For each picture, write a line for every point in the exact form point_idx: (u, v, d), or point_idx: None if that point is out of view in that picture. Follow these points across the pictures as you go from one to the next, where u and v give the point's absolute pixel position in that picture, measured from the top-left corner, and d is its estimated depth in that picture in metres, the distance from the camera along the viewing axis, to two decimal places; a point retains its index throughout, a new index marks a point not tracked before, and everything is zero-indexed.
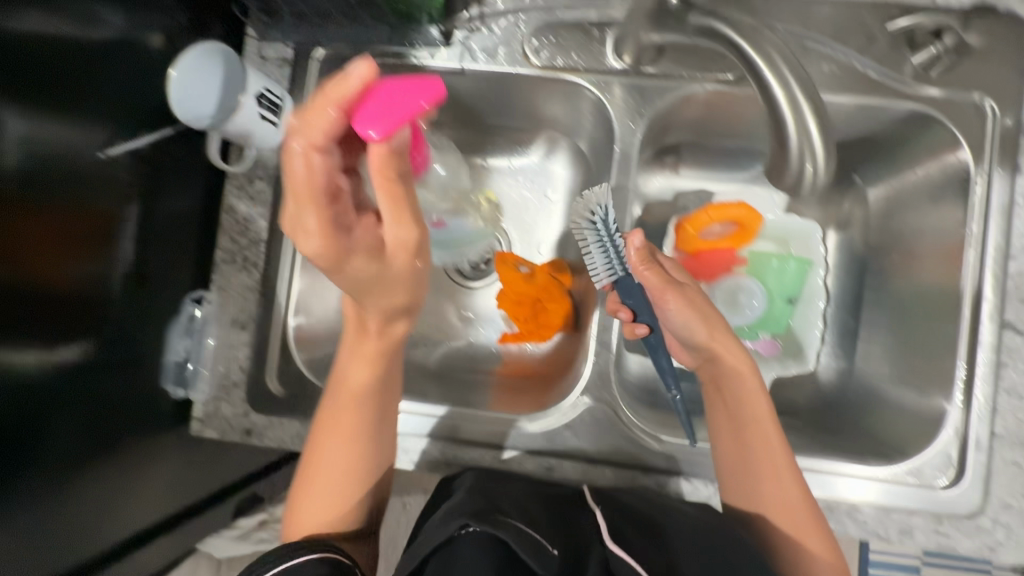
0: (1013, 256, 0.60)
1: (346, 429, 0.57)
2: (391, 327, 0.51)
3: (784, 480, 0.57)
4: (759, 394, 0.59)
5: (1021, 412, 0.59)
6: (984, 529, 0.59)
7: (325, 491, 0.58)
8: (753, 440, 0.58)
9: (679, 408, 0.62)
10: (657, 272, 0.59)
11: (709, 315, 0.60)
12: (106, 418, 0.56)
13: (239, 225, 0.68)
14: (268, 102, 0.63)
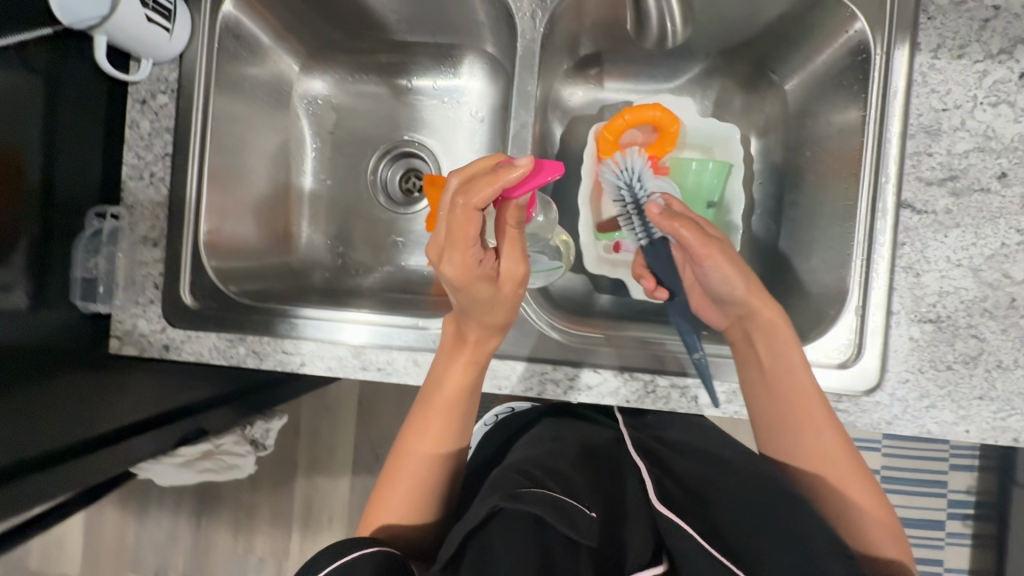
0: (911, 135, 0.60)
1: (444, 412, 0.60)
2: (479, 337, 0.59)
3: (823, 436, 0.58)
4: (789, 345, 0.58)
5: (917, 289, 0.60)
6: (882, 404, 0.60)
7: (421, 483, 0.59)
8: (784, 390, 0.58)
9: (701, 364, 0.60)
10: (690, 227, 0.59)
11: (747, 273, 0.60)
12: (55, 355, 0.61)
13: (142, 140, 0.69)
14: (155, 4, 0.60)
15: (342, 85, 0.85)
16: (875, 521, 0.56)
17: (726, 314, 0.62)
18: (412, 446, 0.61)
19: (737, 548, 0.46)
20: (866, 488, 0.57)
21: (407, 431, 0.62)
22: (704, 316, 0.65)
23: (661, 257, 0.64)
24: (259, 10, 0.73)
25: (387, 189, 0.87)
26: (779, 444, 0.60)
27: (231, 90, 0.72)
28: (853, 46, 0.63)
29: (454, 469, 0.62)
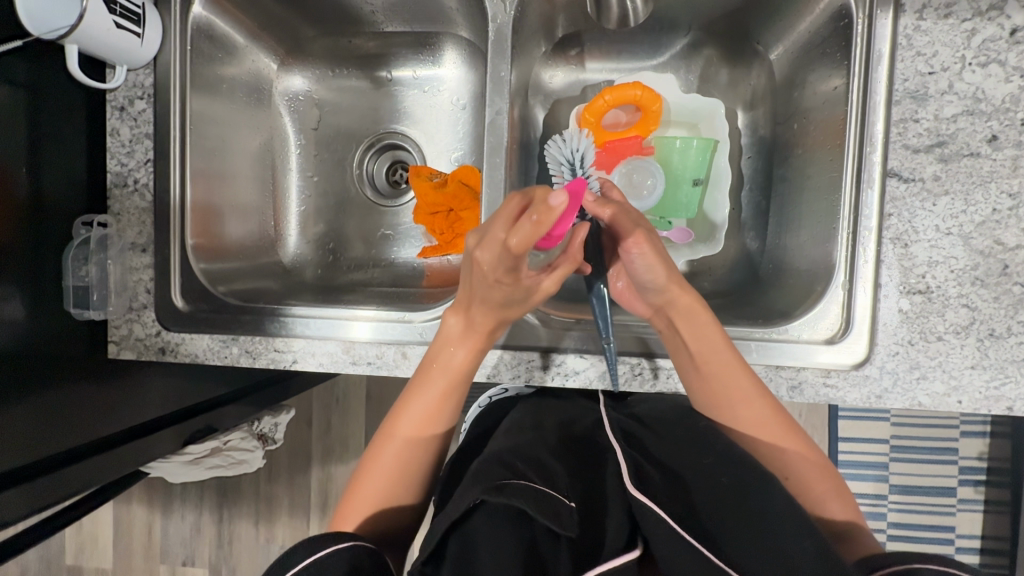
0: (896, 102, 0.58)
1: (425, 412, 0.58)
2: (472, 327, 0.56)
3: (755, 406, 0.58)
4: (708, 325, 0.57)
5: (906, 261, 0.59)
6: (871, 378, 0.59)
7: (404, 471, 0.58)
8: (713, 369, 0.57)
9: (608, 349, 0.60)
10: (619, 213, 0.55)
11: (670, 262, 0.56)
12: (60, 365, 0.63)
13: (123, 147, 0.69)
14: (123, 10, 0.60)
15: (323, 80, 0.85)
16: (816, 472, 0.58)
17: (651, 303, 0.59)
18: (392, 435, 0.59)
19: (714, 535, 0.47)
20: (800, 445, 0.59)
21: (388, 427, 0.59)
22: (627, 305, 0.62)
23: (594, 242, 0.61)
24: (229, 9, 0.72)
25: (374, 182, 0.87)
26: (720, 417, 0.59)
27: (208, 92, 0.72)
28: (836, 11, 0.61)
29: (433, 463, 0.60)
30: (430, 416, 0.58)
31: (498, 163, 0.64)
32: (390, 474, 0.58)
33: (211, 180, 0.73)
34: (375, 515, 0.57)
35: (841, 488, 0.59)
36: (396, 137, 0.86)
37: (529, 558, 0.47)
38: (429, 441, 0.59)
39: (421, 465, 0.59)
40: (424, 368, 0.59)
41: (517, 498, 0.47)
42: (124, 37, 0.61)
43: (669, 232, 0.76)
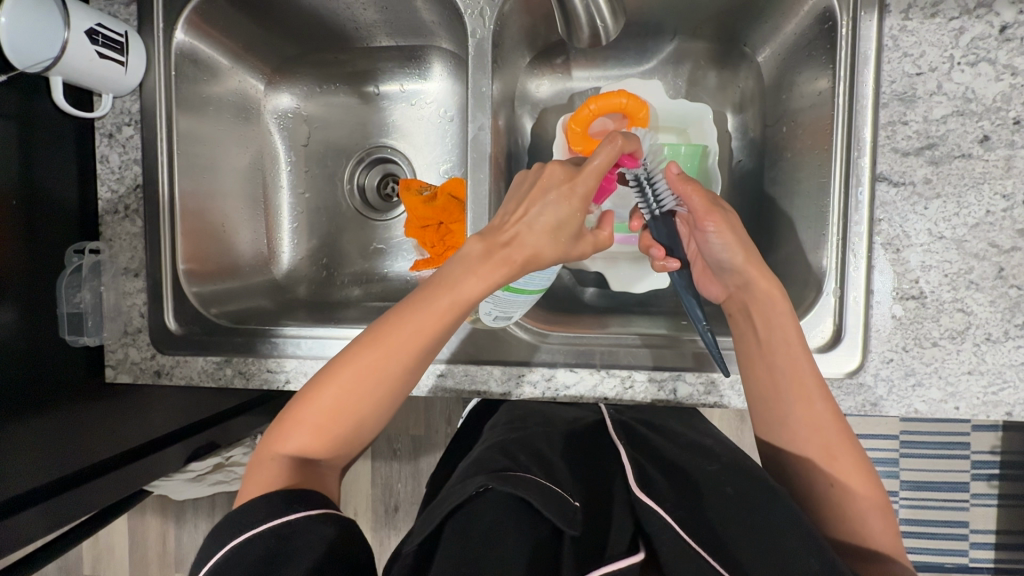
0: (884, 104, 0.57)
1: (417, 343, 0.54)
2: (469, 273, 0.52)
3: (814, 403, 0.56)
4: (784, 314, 0.57)
5: (899, 266, 0.57)
6: (865, 386, 0.59)
7: (338, 411, 0.54)
8: (778, 360, 0.58)
9: (708, 340, 0.59)
10: (699, 192, 0.59)
11: (749, 244, 0.59)
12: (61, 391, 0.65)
13: (113, 173, 0.70)
14: (105, 39, 0.61)
15: (311, 96, 0.85)
16: (857, 485, 0.56)
17: (726, 286, 0.61)
18: (345, 367, 0.54)
19: (727, 542, 0.47)
20: (852, 455, 0.56)
21: (370, 345, 0.54)
22: (703, 288, 0.63)
23: (670, 229, 0.63)
24: (212, 33, 0.72)
25: (365, 196, 0.87)
26: (771, 415, 0.59)
27: (195, 111, 0.72)
28: (820, 13, 0.60)
29: (356, 431, 0.56)
30: (421, 349, 0.54)
31: (481, 179, 0.64)
32: (327, 407, 0.54)
33: (202, 201, 0.73)
34: (325, 434, 0.54)
35: (885, 509, 0.56)
36: (385, 151, 0.86)
37: (533, 555, 0.46)
38: (408, 371, 0.55)
39: (355, 421, 0.55)
40: (430, 289, 0.54)
41: (521, 488, 0.48)
42: (108, 68, 0.62)
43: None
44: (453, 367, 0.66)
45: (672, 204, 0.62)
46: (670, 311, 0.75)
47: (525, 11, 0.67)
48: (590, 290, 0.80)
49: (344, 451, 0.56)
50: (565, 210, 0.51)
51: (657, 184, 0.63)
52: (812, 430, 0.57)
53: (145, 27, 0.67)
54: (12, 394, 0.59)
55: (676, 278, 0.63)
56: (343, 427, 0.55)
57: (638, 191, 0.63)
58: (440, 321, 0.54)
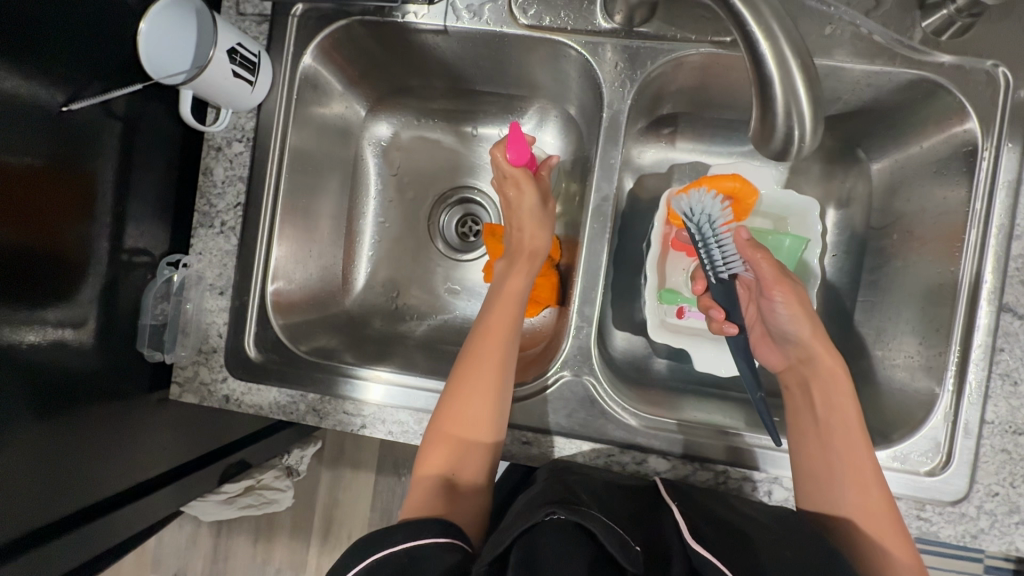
0: (1017, 236, 0.57)
1: (502, 349, 0.59)
2: (512, 270, 0.64)
3: (866, 485, 0.55)
4: (847, 398, 0.57)
5: (1014, 399, 0.57)
6: (967, 517, 0.57)
7: (455, 435, 0.57)
8: (833, 440, 0.56)
9: (760, 407, 0.59)
10: (768, 259, 0.59)
11: (815, 319, 0.59)
12: (114, 407, 0.62)
13: (214, 187, 0.68)
14: (242, 58, 0.60)
15: (407, 127, 0.83)
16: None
17: (786, 356, 0.61)
18: (449, 397, 0.58)
19: None
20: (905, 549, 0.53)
21: (462, 370, 0.59)
22: (761, 354, 0.63)
23: (729, 292, 0.63)
24: (336, 59, 0.70)
25: (445, 236, 0.85)
26: (824, 496, 0.56)
27: (308, 130, 0.71)
28: (960, 137, 0.60)
29: (485, 449, 0.57)
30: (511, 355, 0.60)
31: (597, 249, 0.63)
32: (445, 434, 0.57)
33: (296, 223, 0.71)
34: (458, 456, 0.57)
35: None
36: (472, 191, 0.85)
37: None
38: (502, 374, 0.58)
39: (474, 443, 0.57)
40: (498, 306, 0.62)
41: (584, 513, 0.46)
42: (236, 88, 0.61)
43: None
44: (540, 437, 0.64)
45: (739, 268, 0.62)
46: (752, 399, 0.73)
47: (657, 83, 0.66)
48: (662, 363, 0.79)
49: (476, 476, 0.57)
50: (498, 154, 0.66)
51: (724, 245, 0.63)
52: (863, 513, 0.54)
53: (275, 46, 0.66)
54: (65, 409, 0.56)
55: (731, 342, 0.62)
56: (470, 446, 0.57)
57: (704, 251, 0.63)
58: (503, 318, 0.61)
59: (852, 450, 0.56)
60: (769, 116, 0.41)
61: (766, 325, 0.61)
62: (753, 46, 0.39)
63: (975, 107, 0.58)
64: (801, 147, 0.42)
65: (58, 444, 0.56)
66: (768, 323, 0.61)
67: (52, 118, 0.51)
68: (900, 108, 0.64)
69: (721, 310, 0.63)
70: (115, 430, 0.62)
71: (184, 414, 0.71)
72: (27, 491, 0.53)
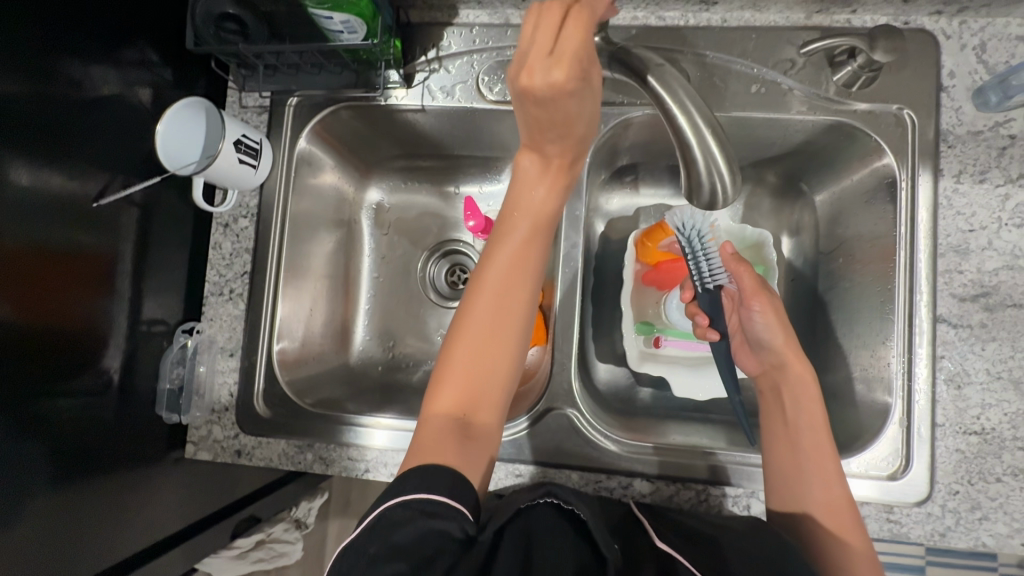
0: (941, 254, 0.64)
1: (519, 284, 0.60)
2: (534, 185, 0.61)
3: (830, 484, 0.59)
4: (814, 401, 0.63)
5: (960, 401, 0.62)
6: (933, 516, 0.61)
7: (471, 370, 0.58)
8: (801, 438, 0.61)
9: (739, 410, 0.64)
10: (748, 271, 0.66)
11: (788, 328, 0.65)
12: (128, 471, 0.66)
13: (224, 258, 0.75)
14: (246, 147, 0.68)
15: (395, 190, 0.91)
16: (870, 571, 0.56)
17: (761, 363, 0.67)
18: (465, 326, 0.59)
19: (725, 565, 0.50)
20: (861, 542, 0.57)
21: (476, 299, 0.59)
22: (739, 360, 0.69)
23: (715, 301, 0.67)
24: (327, 139, 0.79)
25: (435, 286, 0.92)
26: (791, 492, 0.60)
27: (305, 201, 0.79)
28: (881, 171, 0.68)
29: (500, 380, 0.58)
30: (498, 332, 0.59)
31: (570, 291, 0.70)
32: (459, 369, 0.58)
33: (298, 284, 0.78)
34: (471, 386, 0.57)
35: None
36: (458, 244, 0.93)
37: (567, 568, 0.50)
38: (517, 324, 0.60)
39: (490, 378, 0.58)
40: (474, 289, 0.60)
41: (578, 502, 0.55)
42: (241, 173, 0.69)
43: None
44: (531, 469, 0.68)
45: (723, 280, 0.68)
46: (731, 419, 0.78)
47: (612, 140, 0.75)
48: (645, 391, 0.84)
49: (488, 409, 0.58)
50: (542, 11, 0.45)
51: (711, 257, 0.69)
52: (825, 509, 0.59)
53: (274, 132, 0.75)
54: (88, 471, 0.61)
55: (715, 349, 0.67)
56: (485, 383, 0.58)
57: (693, 262, 0.68)
58: (519, 255, 0.61)
59: (818, 447, 0.61)
60: (694, 170, 0.47)
61: (745, 334, 0.67)
62: (673, 122, 0.47)
63: (889, 146, 0.66)
64: (726, 196, 0.48)
65: (82, 504, 0.61)
66: (746, 333, 0.67)
67: (78, 212, 0.59)
68: (827, 148, 0.72)
69: (706, 315, 0.67)
70: (132, 490, 0.66)
71: (199, 473, 0.75)
72: (50, 550, 0.57)
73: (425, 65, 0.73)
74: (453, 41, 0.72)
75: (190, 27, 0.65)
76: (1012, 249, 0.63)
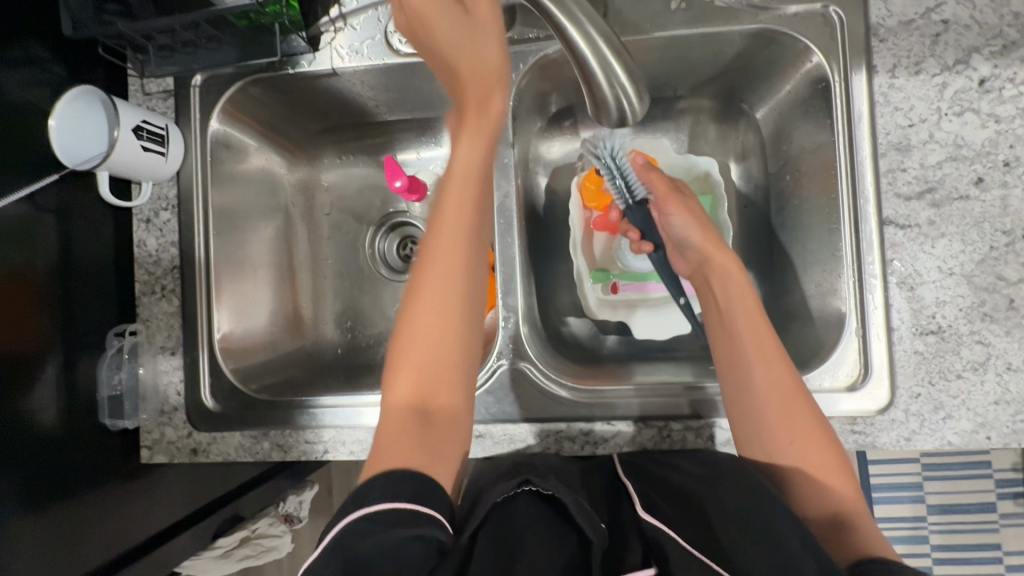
0: (882, 154, 0.61)
1: (461, 201, 0.52)
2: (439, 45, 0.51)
3: (777, 378, 0.55)
4: (745, 289, 0.59)
5: (915, 303, 0.60)
6: (897, 421, 0.60)
7: (422, 356, 0.50)
8: (738, 329, 0.57)
9: (685, 312, 0.70)
10: (662, 179, 0.67)
11: (705, 222, 0.64)
12: (84, 482, 0.64)
13: (151, 256, 0.72)
14: (148, 134, 0.64)
15: (331, 167, 0.88)
16: (823, 455, 0.53)
17: (688, 261, 0.66)
18: (415, 297, 0.51)
19: (728, 547, 0.45)
20: (816, 428, 0.54)
21: (422, 267, 0.52)
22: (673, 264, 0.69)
23: (645, 215, 0.71)
24: (243, 119, 0.75)
25: (387, 260, 0.89)
26: (739, 400, 0.56)
27: (228, 186, 0.75)
28: (814, 76, 0.65)
29: (456, 337, 0.50)
30: (450, 301, 0.50)
31: (510, 244, 0.67)
32: (412, 355, 0.50)
33: (236, 274, 0.76)
34: (425, 370, 0.50)
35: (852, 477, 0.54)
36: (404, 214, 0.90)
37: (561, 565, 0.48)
38: (465, 270, 0.51)
39: (445, 357, 0.50)
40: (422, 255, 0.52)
41: (558, 491, 0.50)
42: (150, 165, 0.66)
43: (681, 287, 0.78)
44: (491, 428, 0.66)
45: (643, 193, 0.70)
46: (697, 355, 0.76)
47: (539, 81, 0.71)
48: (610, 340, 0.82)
49: (449, 391, 0.50)
50: None
51: (625, 171, 0.70)
52: (785, 420, 0.54)
53: (183, 118, 0.71)
54: (38, 485, 0.59)
55: (653, 258, 0.71)
56: (440, 355, 0.50)
57: (614, 183, 0.71)
58: (460, 198, 0.52)
59: (753, 338, 0.56)
60: (597, 88, 0.45)
61: (670, 237, 0.67)
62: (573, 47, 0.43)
63: (819, 49, 0.63)
64: (635, 112, 0.47)
65: (46, 520, 0.59)
66: (671, 236, 0.67)
67: None
68: (761, 61, 0.69)
69: (637, 229, 0.71)
70: (91, 501, 0.64)
71: (164, 478, 0.73)
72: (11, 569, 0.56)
73: (330, 25, 0.69)
74: None
75: (65, 14, 0.61)
76: (954, 141, 0.60)
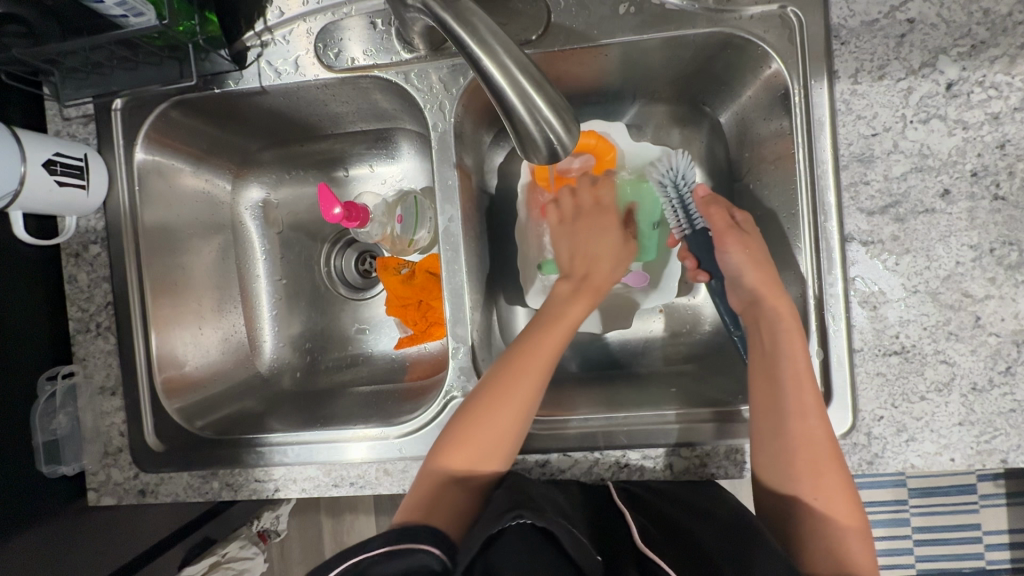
0: (844, 166, 0.58)
1: (537, 380, 0.58)
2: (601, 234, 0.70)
3: (813, 431, 0.54)
4: (793, 333, 0.57)
5: (878, 323, 0.58)
6: (859, 445, 0.58)
7: (478, 442, 0.56)
8: (782, 372, 0.56)
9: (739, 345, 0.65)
10: (718, 211, 0.64)
11: (765, 263, 0.61)
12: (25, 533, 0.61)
13: (82, 292, 0.69)
14: (63, 168, 0.60)
15: (279, 184, 0.83)
16: (842, 507, 0.53)
17: (742, 300, 0.63)
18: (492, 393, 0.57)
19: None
20: (838, 481, 0.54)
21: (505, 372, 0.58)
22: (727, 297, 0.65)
23: (702, 243, 0.67)
24: (174, 143, 0.71)
25: (344, 278, 0.86)
26: (766, 447, 0.56)
27: (163, 209, 0.71)
28: (774, 81, 0.61)
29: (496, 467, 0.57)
30: (512, 395, 0.57)
31: (458, 270, 0.64)
32: (474, 433, 0.56)
33: (179, 304, 0.73)
34: (474, 453, 0.56)
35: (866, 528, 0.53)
36: None
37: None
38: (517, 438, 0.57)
39: (491, 456, 0.56)
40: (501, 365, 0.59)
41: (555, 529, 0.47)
42: (69, 200, 0.62)
43: (627, 276, 0.79)
44: None
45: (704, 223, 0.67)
46: (662, 372, 0.74)
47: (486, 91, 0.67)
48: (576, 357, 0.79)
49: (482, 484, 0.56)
50: None
51: (689, 206, 0.69)
52: (811, 468, 0.54)
53: (106, 144, 0.67)
54: None
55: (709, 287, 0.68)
56: (481, 465, 0.56)
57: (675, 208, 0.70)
58: (534, 378, 0.58)
59: (799, 393, 0.55)
60: (519, 123, 0.41)
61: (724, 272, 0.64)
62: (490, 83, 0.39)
63: (777, 53, 0.59)
64: (564, 145, 0.43)
65: None
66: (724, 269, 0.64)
67: None
68: (720, 64, 0.65)
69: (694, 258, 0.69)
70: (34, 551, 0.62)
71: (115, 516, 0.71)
72: None
73: (256, 39, 0.64)
74: (281, 6, 0.63)
75: None
76: (919, 150, 0.57)
